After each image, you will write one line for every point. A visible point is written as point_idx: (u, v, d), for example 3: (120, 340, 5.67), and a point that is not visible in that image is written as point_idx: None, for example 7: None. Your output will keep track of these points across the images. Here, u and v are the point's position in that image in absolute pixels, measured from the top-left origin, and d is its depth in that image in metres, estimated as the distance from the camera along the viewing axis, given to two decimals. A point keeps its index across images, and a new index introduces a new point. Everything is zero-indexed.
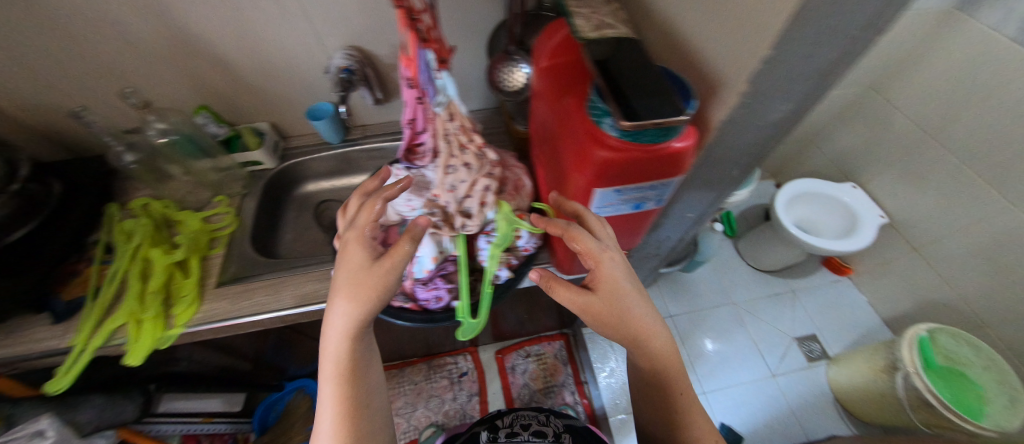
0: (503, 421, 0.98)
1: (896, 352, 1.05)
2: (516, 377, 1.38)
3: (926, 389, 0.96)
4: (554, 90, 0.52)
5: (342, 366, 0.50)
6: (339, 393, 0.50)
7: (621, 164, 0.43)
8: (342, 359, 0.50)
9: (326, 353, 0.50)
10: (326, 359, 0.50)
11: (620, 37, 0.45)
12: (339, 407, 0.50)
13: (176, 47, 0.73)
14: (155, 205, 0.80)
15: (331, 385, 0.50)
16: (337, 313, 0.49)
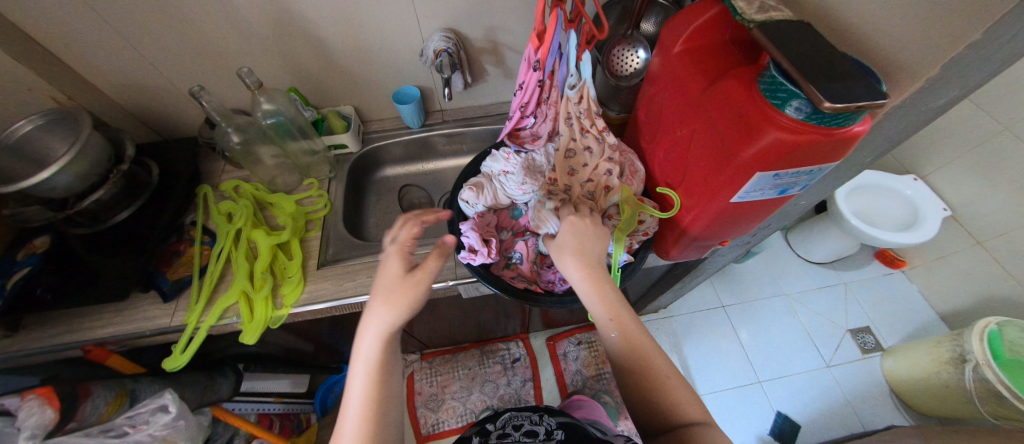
0: (492, 425, 0.84)
1: (964, 344, 1.04)
2: (569, 363, 1.39)
3: (996, 380, 0.95)
4: (699, 72, 0.52)
5: (370, 379, 0.46)
6: (362, 408, 0.44)
7: (795, 146, 0.42)
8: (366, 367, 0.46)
9: (359, 356, 0.47)
10: (357, 364, 0.46)
11: (789, 19, 0.44)
12: (360, 422, 0.44)
13: (279, 27, 0.73)
14: (248, 186, 0.80)
15: (351, 398, 0.45)
16: (375, 319, 0.47)
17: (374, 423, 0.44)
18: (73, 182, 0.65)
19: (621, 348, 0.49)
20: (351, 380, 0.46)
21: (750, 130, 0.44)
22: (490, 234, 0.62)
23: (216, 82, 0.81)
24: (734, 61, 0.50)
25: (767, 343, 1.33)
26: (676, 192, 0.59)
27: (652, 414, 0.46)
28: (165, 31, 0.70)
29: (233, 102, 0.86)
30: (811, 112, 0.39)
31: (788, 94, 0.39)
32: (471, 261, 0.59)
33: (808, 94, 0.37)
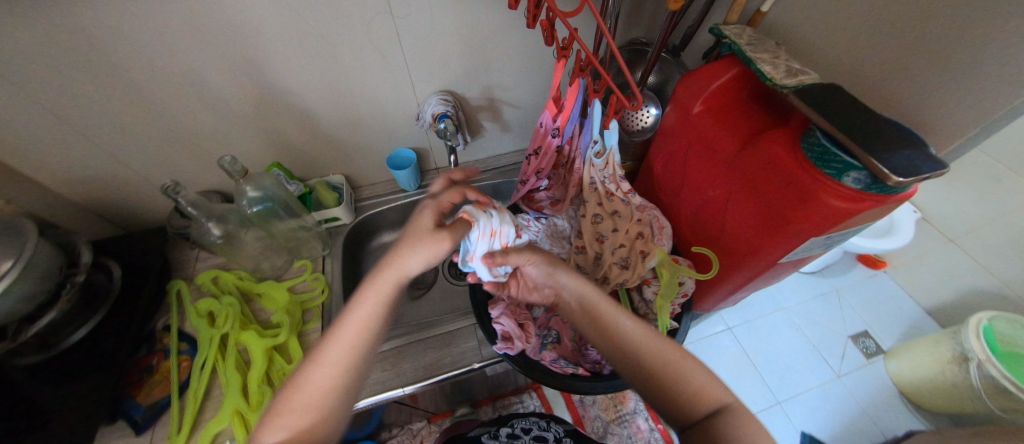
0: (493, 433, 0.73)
1: (963, 342, 1.05)
2: (591, 409, 1.21)
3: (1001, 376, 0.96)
4: (730, 133, 0.51)
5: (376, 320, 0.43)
6: (350, 343, 0.42)
7: (847, 213, 0.41)
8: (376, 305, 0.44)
9: (369, 298, 0.44)
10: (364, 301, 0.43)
11: (819, 83, 0.45)
12: (338, 355, 0.41)
13: (262, 105, 0.67)
14: (228, 276, 0.71)
15: (344, 331, 0.42)
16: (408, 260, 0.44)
17: (354, 362, 0.42)
18: (17, 304, 0.53)
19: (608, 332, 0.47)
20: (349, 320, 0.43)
21: (799, 195, 0.43)
22: (524, 318, 0.57)
23: (187, 164, 0.72)
24: (760, 120, 0.51)
25: (776, 360, 1.31)
26: (712, 250, 0.57)
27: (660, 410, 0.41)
28: (127, 115, 0.61)
29: (206, 183, 0.77)
30: (871, 182, 0.38)
31: (843, 164, 0.39)
32: (508, 351, 0.54)
33: (869, 166, 0.37)
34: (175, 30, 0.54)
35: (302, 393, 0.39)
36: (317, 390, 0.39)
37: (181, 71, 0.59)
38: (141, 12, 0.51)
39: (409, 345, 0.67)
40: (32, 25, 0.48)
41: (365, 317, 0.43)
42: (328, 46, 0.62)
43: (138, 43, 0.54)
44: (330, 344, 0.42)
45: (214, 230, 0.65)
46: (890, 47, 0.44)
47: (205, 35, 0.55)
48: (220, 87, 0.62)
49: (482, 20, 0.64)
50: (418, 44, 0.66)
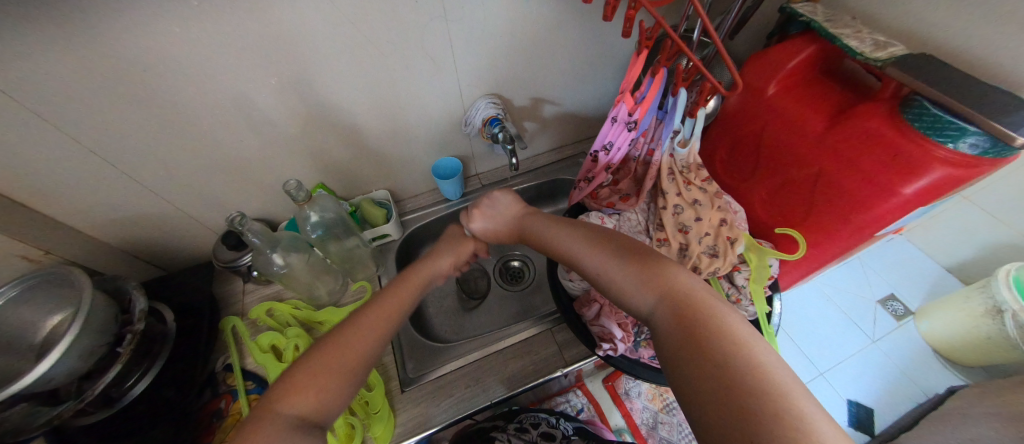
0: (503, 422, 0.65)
1: (994, 294, 0.97)
2: (635, 401, 0.88)
3: None
4: (814, 111, 0.51)
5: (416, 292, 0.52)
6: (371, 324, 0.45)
7: (957, 178, 0.42)
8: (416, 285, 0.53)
9: (412, 279, 0.53)
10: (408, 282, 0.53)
11: (911, 53, 0.45)
12: (384, 315, 0.47)
13: (309, 123, 0.64)
14: (283, 308, 0.67)
15: (386, 298, 0.49)
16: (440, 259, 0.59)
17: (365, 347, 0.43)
18: (79, 362, 0.48)
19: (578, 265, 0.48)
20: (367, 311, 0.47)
21: (905, 165, 0.44)
22: (621, 317, 0.55)
23: (231, 194, 0.69)
24: (844, 96, 0.51)
25: (812, 331, 1.20)
26: (799, 230, 0.57)
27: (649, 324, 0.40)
28: (176, 148, 0.58)
29: (249, 211, 0.74)
30: (989, 146, 0.39)
31: (959, 130, 0.39)
32: (612, 352, 0.52)
33: (992, 129, 0.37)
34: (231, 53, 0.51)
35: (343, 338, 0.43)
36: (361, 339, 0.43)
37: (233, 96, 0.56)
38: (198, 37, 0.48)
39: (488, 357, 0.65)
40: (85, 60, 0.45)
41: (408, 290, 0.51)
42: (379, 55, 0.59)
43: (192, 70, 0.51)
44: (372, 305, 0.47)
45: (278, 259, 0.62)
46: None
47: (260, 55, 0.53)
48: (271, 110, 0.60)
49: (534, 19, 0.63)
50: (467, 48, 0.63)
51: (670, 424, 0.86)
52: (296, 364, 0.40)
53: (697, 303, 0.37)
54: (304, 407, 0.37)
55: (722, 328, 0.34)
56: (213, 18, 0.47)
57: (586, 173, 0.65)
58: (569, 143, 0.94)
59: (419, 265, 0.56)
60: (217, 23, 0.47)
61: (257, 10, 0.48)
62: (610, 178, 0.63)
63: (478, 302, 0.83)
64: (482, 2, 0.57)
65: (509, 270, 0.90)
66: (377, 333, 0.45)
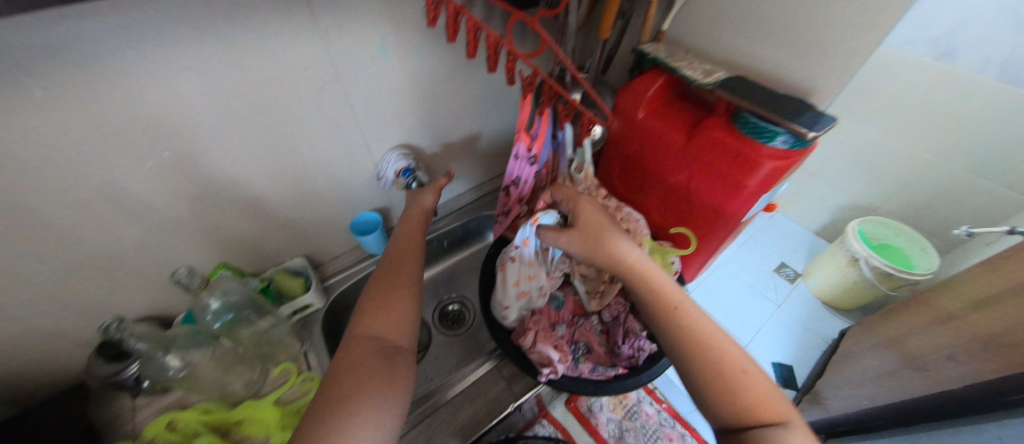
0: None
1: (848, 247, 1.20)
2: (599, 415, 0.90)
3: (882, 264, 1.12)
4: (674, 128, 0.61)
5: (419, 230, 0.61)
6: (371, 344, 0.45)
7: (783, 169, 0.53)
8: (416, 225, 0.62)
9: (410, 226, 0.61)
10: (408, 228, 0.61)
11: (729, 76, 0.57)
12: (406, 260, 0.55)
13: (200, 202, 0.59)
14: (187, 416, 0.56)
15: (398, 249, 0.57)
16: (422, 200, 0.66)
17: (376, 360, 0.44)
18: None
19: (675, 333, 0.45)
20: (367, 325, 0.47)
21: (746, 164, 0.54)
22: (556, 339, 0.58)
23: (104, 297, 0.59)
24: (692, 114, 0.62)
25: (731, 307, 1.33)
26: (688, 228, 0.66)
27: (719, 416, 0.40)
28: (21, 257, 0.49)
29: (133, 312, 0.64)
30: (794, 142, 0.50)
31: (773, 132, 0.50)
32: (553, 376, 0.53)
33: (791, 128, 0.48)
34: (89, 140, 0.46)
35: (378, 290, 0.51)
36: (398, 282, 0.52)
37: (96, 185, 0.49)
38: (43, 128, 0.42)
39: (437, 411, 0.62)
40: None
41: (400, 285, 0.51)
42: (274, 123, 0.58)
43: (38, 164, 0.44)
44: (394, 256, 0.56)
45: (174, 362, 0.56)
46: (767, 41, 0.58)
47: (128, 138, 0.48)
48: (149, 194, 0.54)
49: (429, 74, 0.67)
50: (368, 106, 0.65)
51: (634, 431, 0.88)
52: (360, 313, 0.49)
53: None
54: (381, 335, 0.46)
55: None
56: (62, 106, 0.42)
57: (503, 207, 0.69)
58: (487, 180, 0.99)
59: (411, 215, 0.64)
60: (66, 111, 0.43)
61: (117, 92, 0.45)
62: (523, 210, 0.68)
63: (421, 353, 0.80)
64: (376, 63, 0.60)
65: (449, 314, 0.89)
66: (380, 353, 0.45)
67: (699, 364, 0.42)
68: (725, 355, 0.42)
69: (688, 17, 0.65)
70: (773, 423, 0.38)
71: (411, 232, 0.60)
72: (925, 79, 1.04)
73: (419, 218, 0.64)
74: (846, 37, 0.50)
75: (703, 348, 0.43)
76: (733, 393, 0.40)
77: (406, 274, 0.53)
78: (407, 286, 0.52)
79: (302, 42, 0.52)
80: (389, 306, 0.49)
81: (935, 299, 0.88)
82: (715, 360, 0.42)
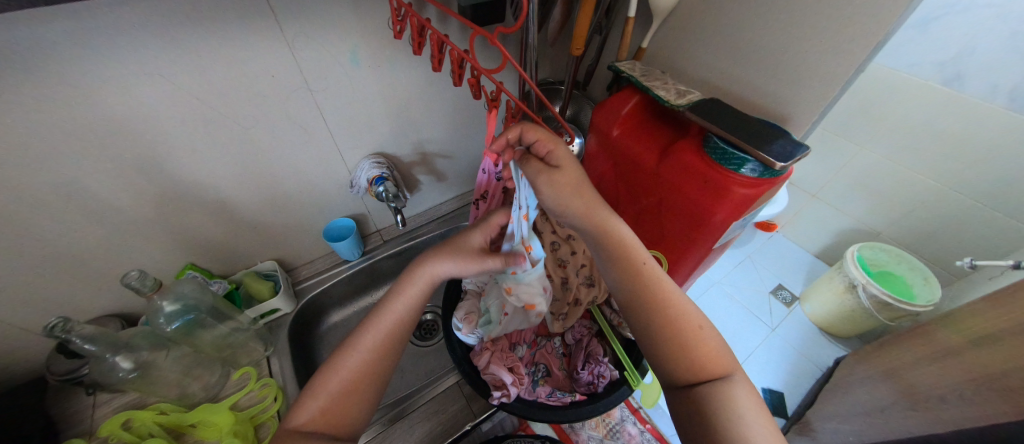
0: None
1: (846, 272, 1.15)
2: (580, 432, 0.74)
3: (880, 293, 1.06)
4: (644, 148, 0.60)
5: (418, 303, 0.47)
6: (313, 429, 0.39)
7: (755, 197, 0.51)
8: (418, 296, 0.47)
9: (412, 289, 0.47)
10: (408, 291, 0.47)
11: (703, 98, 0.55)
12: (376, 344, 0.44)
13: (167, 205, 0.59)
14: (144, 415, 0.54)
15: (380, 320, 0.45)
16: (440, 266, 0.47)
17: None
18: None
19: (635, 289, 0.43)
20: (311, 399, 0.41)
21: (716, 191, 0.52)
22: (511, 361, 0.56)
23: (67, 294, 0.59)
24: (667, 134, 0.61)
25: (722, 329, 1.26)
26: (660, 251, 0.64)
27: (674, 374, 0.40)
28: None
29: (97, 310, 0.64)
30: (763, 170, 0.48)
31: (741, 160, 0.49)
32: (505, 399, 0.51)
33: (760, 158, 0.46)
34: (49, 141, 0.46)
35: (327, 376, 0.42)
36: (348, 373, 0.42)
37: (58, 185, 0.49)
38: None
39: (392, 426, 0.61)
40: None
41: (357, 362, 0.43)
42: (241, 128, 0.58)
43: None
44: (369, 331, 0.44)
45: (124, 363, 0.53)
46: (744, 64, 0.56)
47: (89, 139, 0.48)
48: (112, 195, 0.54)
49: (403, 84, 0.67)
50: (340, 115, 0.65)
51: None
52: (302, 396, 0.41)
53: (739, 405, 0.36)
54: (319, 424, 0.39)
55: (738, 432, 0.34)
56: (20, 107, 0.43)
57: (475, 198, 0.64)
58: (469, 190, 0.98)
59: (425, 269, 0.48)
60: (23, 114, 0.43)
61: (75, 96, 0.45)
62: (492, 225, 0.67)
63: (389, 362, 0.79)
64: (347, 72, 0.60)
65: (423, 324, 0.88)
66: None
67: (655, 322, 0.42)
68: (677, 308, 0.42)
69: (665, 36, 0.63)
70: (724, 379, 0.38)
71: (407, 301, 0.46)
72: (929, 103, 1.01)
73: (429, 283, 0.47)
74: (824, 65, 0.48)
75: (660, 307, 0.42)
76: (688, 349, 0.40)
77: (365, 363, 0.43)
78: (356, 382, 0.42)
79: (270, 50, 0.53)
80: (329, 401, 0.40)
81: (934, 333, 0.84)
82: (673, 319, 0.42)
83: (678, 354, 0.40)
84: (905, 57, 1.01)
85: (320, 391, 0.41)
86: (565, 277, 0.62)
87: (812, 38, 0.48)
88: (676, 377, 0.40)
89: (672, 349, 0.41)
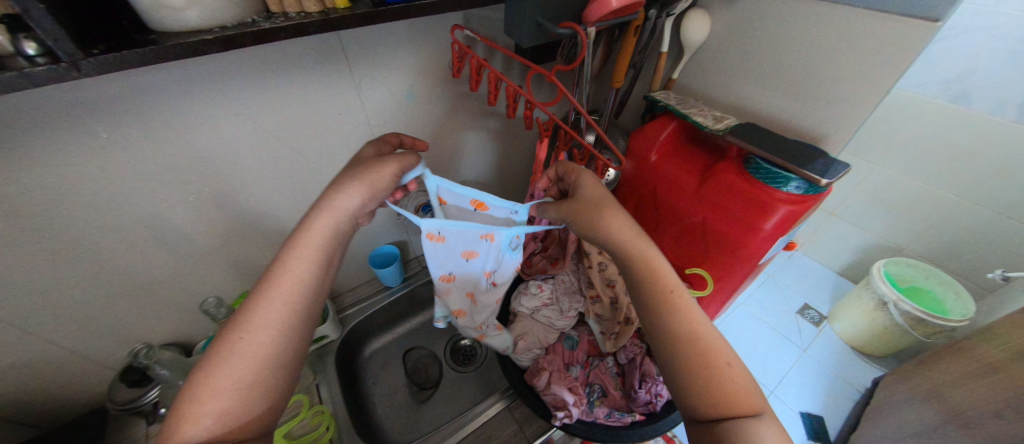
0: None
1: (875, 288, 1.14)
2: None
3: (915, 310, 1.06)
4: (688, 173, 0.63)
5: (319, 261, 0.42)
6: (250, 355, 0.36)
7: (799, 212, 0.53)
8: (333, 232, 0.43)
9: (315, 242, 0.42)
10: (309, 242, 0.42)
11: (740, 123, 0.59)
12: (280, 315, 0.39)
13: (234, 236, 0.63)
14: None
15: (281, 286, 0.40)
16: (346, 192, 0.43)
17: (262, 375, 0.37)
18: None
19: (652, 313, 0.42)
20: (249, 331, 0.37)
21: (762, 208, 0.55)
22: (570, 381, 0.57)
23: (134, 322, 0.61)
24: (704, 158, 0.64)
25: (754, 350, 1.23)
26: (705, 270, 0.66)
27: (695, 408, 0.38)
28: (69, 282, 0.52)
29: (158, 337, 0.66)
30: (808, 187, 0.51)
31: (786, 178, 0.52)
32: (568, 420, 0.52)
33: (804, 175, 0.49)
34: (143, 177, 0.50)
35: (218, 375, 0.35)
36: (247, 360, 0.36)
37: (143, 217, 0.53)
38: (106, 166, 0.47)
39: None
40: None
41: (281, 290, 0.39)
42: (305, 162, 0.62)
43: (96, 199, 0.48)
44: (268, 300, 0.39)
45: None
46: (776, 91, 0.60)
47: (175, 177, 0.52)
48: (187, 226, 0.57)
49: (449, 115, 0.72)
50: None
51: None
52: (184, 398, 0.34)
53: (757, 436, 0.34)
54: (257, 355, 0.37)
55: None
56: (123, 147, 0.47)
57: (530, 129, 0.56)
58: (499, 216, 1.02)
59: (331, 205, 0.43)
60: (126, 152, 0.47)
61: (170, 135, 0.49)
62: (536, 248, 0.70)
63: (428, 388, 0.79)
64: (402, 107, 0.65)
65: (461, 350, 0.88)
66: (245, 388, 0.35)
67: (677, 338, 0.40)
68: (683, 329, 0.40)
69: (696, 69, 0.69)
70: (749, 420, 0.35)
71: (326, 229, 0.43)
72: (940, 119, 1.06)
73: (347, 208, 0.43)
74: (859, 90, 0.51)
75: (682, 340, 0.40)
76: (711, 380, 0.38)
77: (273, 343, 0.38)
78: (286, 320, 0.39)
79: (339, 91, 0.58)
80: (229, 401, 0.35)
81: (976, 347, 0.82)
82: (697, 348, 0.39)
83: (712, 384, 0.37)
84: (911, 77, 1.08)
85: (213, 397, 0.34)
86: (614, 296, 0.62)
87: (844, 66, 0.51)
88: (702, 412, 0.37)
89: (685, 364, 0.39)
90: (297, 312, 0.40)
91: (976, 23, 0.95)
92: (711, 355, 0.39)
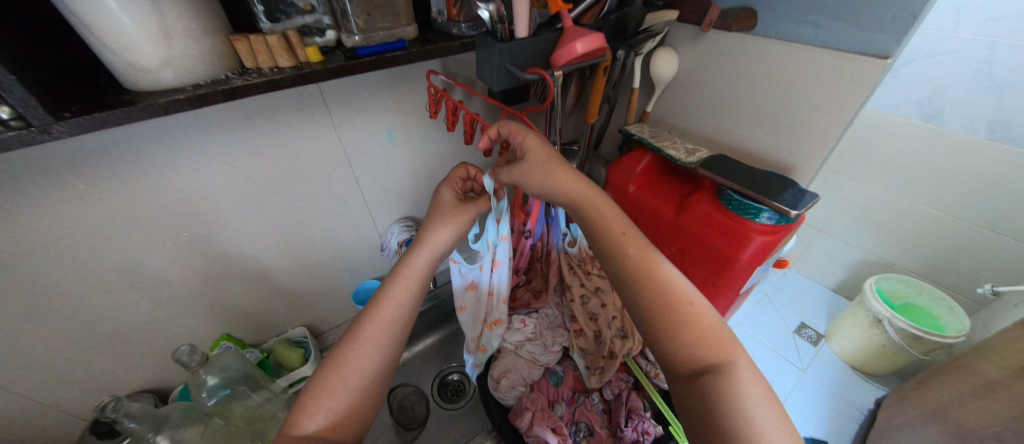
0: None
1: (869, 307, 1.13)
2: None
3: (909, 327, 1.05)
4: (666, 202, 0.64)
5: (417, 291, 0.46)
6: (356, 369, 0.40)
7: (774, 242, 0.54)
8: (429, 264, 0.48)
9: (414, 273, 0.47)
10: (411, 272, 0.47)
11: (713, 155, 0.61)
12: (383, 335, 0.43)
13: (214, 278, 0.62)
14: None
15: (386, 310, 0.44)
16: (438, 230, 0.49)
17: (366, 389, 0.40)
18: None
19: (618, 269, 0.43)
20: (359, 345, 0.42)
21: (738, 238, 0.55)
22: (554, 421, 0.56)
23: (109, 370, 0.60)
24: (681, 188, 0.65)
25: None
26: None
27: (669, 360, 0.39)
28: (40, 335, 0.51)
29: (133, 385, 0.64)
30: (779, 218, 0.52)
31: (757, 209, 0.53)
32: None
33: (775, 207, 0.50)
34: (121, 225, 0.50)
35: (335, 378, 0.40)
36: (359, 374, 0.40)
37: (120, 264, 0.53)
38: (82, 217, 0.47)
39: None
40: None
41: (387, 313, 0.44)
42: (286, 202, 0.62)
43: (71, 249, 0.48)
44: (374, 322, 0.43)
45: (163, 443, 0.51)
46: (745, 123, 0.62)
47: (153, 223, 0.53)
48: (166, 271, 0.57)
49: (431, 151, 0.74)
50: (374, 183, 0.70)
51: None
52: (303, 397, 0.39)
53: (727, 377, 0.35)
54: (366, 370, 0.41)
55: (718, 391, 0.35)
56: (100, 198, 0.47)
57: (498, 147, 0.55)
58: None
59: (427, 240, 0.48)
60: (103, 202, 0.48)
61: (149, 183, 0.49)
62: (519, 281, 0.70)
63: (412, 428, 0.76)
64: (383, 147, 0.67)
65: (448, 386, 0.86)
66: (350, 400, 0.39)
67: (644, 294, 0.41)
68: (644, 275, 0.42)
69: (668, 102, 0.71)
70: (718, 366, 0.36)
71: (426, 259, 0.48)
72: (915, 138, 1.08)
73: (441, 245, 0.49)
74: (821, 122, 0.53)
75: (651, 281, 0.41)
76: (682, 328, 0.39)
77: (375, 363, 0.41)
78: (390, 339, 0.43)
79: (319, 134, 0.59)
80: (342, 405, 0.39)
81: (972, 365, 0.81)
82: (662, 296, 0.41)
83: (681, 328, 0.39)
84: (884, 98, 1.11)
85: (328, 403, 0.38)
86: (598, 329, 0.63)
87: (805, 100, 0.53)
88: (679, 365, 0.38)
89: (653, 312, 0.40)
90: (397, 337, 0.44)
91: (939, 47, 0.99)
92: (677, 303, 0.40)
